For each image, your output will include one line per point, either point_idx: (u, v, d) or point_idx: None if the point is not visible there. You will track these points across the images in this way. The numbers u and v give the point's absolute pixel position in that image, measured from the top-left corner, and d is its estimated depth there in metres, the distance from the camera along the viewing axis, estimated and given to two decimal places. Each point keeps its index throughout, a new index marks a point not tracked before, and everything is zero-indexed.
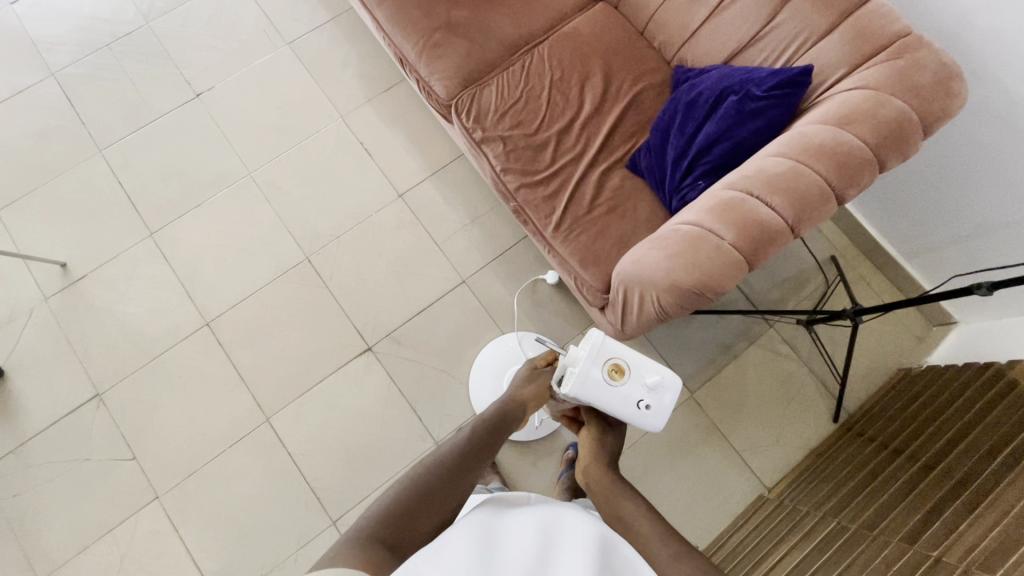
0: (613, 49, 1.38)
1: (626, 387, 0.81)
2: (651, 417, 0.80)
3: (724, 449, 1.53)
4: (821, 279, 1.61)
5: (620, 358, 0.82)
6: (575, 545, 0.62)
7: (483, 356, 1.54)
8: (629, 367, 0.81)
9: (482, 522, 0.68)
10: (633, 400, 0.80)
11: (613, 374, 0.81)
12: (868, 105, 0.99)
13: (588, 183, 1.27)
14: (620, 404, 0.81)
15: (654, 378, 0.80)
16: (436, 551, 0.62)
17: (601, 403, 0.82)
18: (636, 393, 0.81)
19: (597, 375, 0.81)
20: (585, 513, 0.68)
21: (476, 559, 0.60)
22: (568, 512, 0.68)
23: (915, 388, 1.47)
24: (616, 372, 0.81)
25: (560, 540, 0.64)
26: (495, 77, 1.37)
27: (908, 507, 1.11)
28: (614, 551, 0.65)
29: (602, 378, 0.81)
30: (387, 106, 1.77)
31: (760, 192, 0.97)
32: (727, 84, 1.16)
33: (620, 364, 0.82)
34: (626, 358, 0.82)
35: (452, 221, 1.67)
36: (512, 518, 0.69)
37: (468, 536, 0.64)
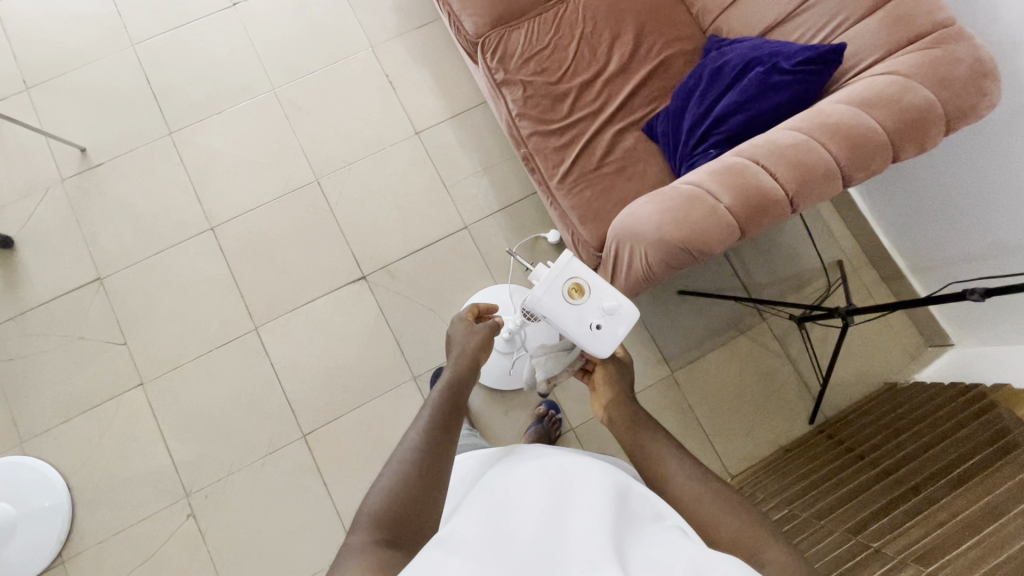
0: (650, 10, 1.35)
1: (583, 307, 0.83)
2: (600, 338, 0.80)
3: (696, 431, 1.54)
4: (823, 281, 1.59)
5: (582, 280, 0.84)
6: (587, 496, 0.59)
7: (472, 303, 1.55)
8: (589, 289, 0.83)
9: (490, 493, 0.64)
10: (585, 319, 0.82)
11: (573, 294, 0.84)
12: (893, 90, 0.96)
13: (599, 140, 1.26)
14: (573, 322, 0.82)
15: (611, 302, 0.82)
16: (450, 532, 0.57)
17: (555, 320, 0.83)
18: (590, 314, 0.82)
19: (557, 291, 0.84)
20: (596, 468, 0.65)
21: (491, 526, 0.57)
22: (577, 468, 0.65)
23: (898, 400, 1.46)
24: (575, 291, 0.83)
25: (574, 494, 0.61)
26: (526, 21, 1.35)
27: (862, 503, 1.12)
28: (629, 495, 0.62)
29: (560, 293, 0.83)
30: (418, 43, 1.76)
31: (766, 161, 0.96)
32: (757, 55, 1.13)
33: (581, 286, 0.84)
34: (588, 280, 0.84)
35: (464, 166, 1.67)
36: (517, 480, 0.65)
37: (476, 512, 0.60)
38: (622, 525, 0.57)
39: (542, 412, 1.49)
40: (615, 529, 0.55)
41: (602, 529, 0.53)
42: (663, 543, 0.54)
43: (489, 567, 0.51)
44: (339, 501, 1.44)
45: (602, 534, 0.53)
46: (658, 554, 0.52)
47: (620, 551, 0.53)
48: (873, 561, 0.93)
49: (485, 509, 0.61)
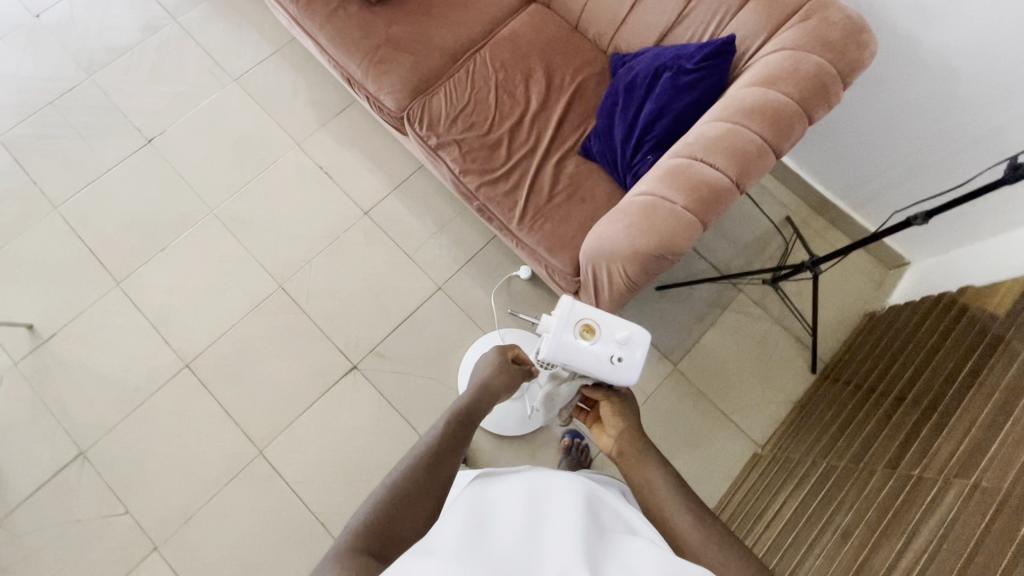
0: (551, 45, 1.43)
1: (598, 344, 0.84)
2: (624, 369, 0.83)
3: (714, 414, 1.58)
4: (780, 239, 1.68)
5: (590, 318, 0.86)
6: (564, 510, 0.61)
7: (467, 359, 1.55)
8: (598, 326, 0.85)
9: (470, 500, 0.66)
10: (605, 355, 0.84)
11: (585, 334, 0.85)
12: (790, 64, 1.06)
13: (543, 173, 1.32)
14: (594, 361, 0.84)
15: (623, 333, 0.84)
16: (430, 539, 0.59)
17: (576, 365, 0.85)
18: (607, 349, 0.84)
19: (570, 337, 0.85)
20: (575, 483, 0.67)
21: (471, 532, 0.59)
22: (553, 480, 0.68)
23: (882, 327, 1.55)
24: (587, 332, 0.85)
25: (552, 506, 0.63)
26: (442, 84, 1.41)
27: (889, 435, 1.17)
28: (602, 510, 0.64)
29: (573, 338, 0.85)
30: (342, 129, 1.80)
31: (703, 156, 1.02)
32: (661, 62, 1.23)
33: (590, 324, 0.86)
34: (595, 317, 0.86)
35: (420, 231, 1.70)
36: (499, 493, 0.66)
37: (455, 516, 0.62)
38: (596, 535, 0.59)
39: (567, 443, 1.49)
40: (589, 537, 0.57)
41: (575, 538, 0.55)
42: (633, 549, 0.57)
43: (465, 563, 0.52)
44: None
45: (576, 545, 0.55)
46: (628, 561, 0.55)
47: (595, 558, 0.54)
48: (919, 490, 0.97)
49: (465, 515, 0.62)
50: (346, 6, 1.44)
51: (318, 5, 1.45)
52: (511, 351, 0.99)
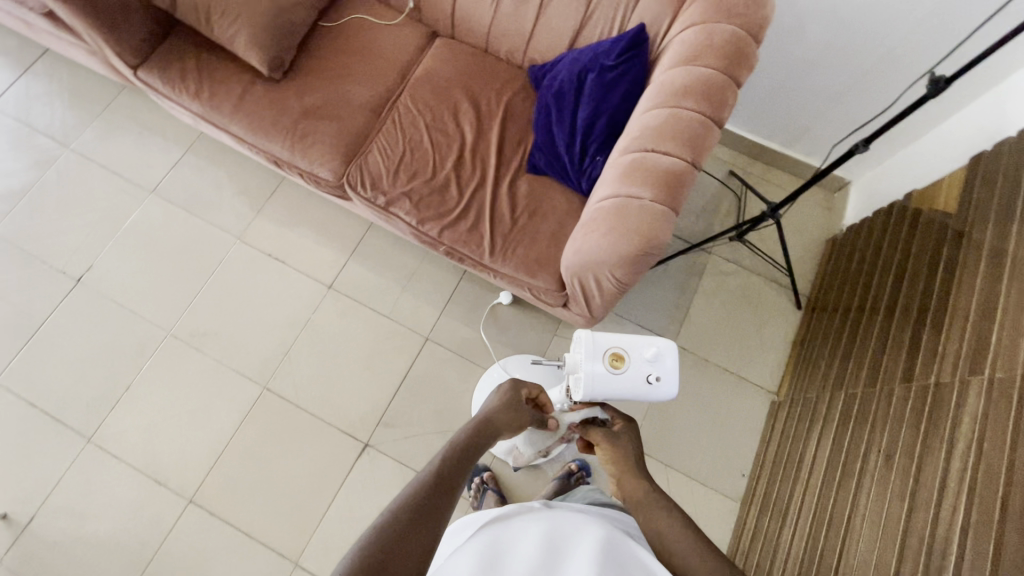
0: (468, 74, 1.43)
1: (632, 370, 0.82)
2: (663, 387, 0.81)
3: (725, 376, 1.63)
4: (731, 194, 1.76)
5: (616, 346, 0.82)
6: (579, 555, 0.61)
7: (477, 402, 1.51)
8: (625, 352, 0.82)
9: (484, 536, 0.67)
10: (641, 379, 0.81)
11: (615, 362, 0.82)
12: (704, 38, 1.09)
13: (500, 200, 1.31)
14: (632, 388, 0.81)
15: (652, 350, 0.82)
16: None
17: (615, 395, 0.82)
18: (641, 371, 0.82)
19: (602, 371, 0.81)
20: (591, 520, 0.67)
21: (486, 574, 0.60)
22: (568, 517, 0.68)
23: (847, 249, 1.63)
24: (617, 361, 0.81)
25: (567, 545, 0.64)
26: (373, 141, 1.38)
27: (893, 350, 1.22)
28: (618, 549, 0.64)
29: (605, 370, 0.81)
30: (280, 209, 1.73)
31: (654, 146, 1.04)
32: (581, 66, 1.25)
33: (618, 351, 0.82)
34: (621, 344, 0.82)
35: (391, 288, 1.66)
36: (516, 529, 0.67)
37: (470, 555, 0.64)
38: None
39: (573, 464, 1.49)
40: None
41: None
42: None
43: None
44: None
45: None
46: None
47: None
48: (943, 394, 1.02)
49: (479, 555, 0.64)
50: (251, 88, 1.39)
51: (221, 95, 1.39)
52: (531, 389, 0.92)
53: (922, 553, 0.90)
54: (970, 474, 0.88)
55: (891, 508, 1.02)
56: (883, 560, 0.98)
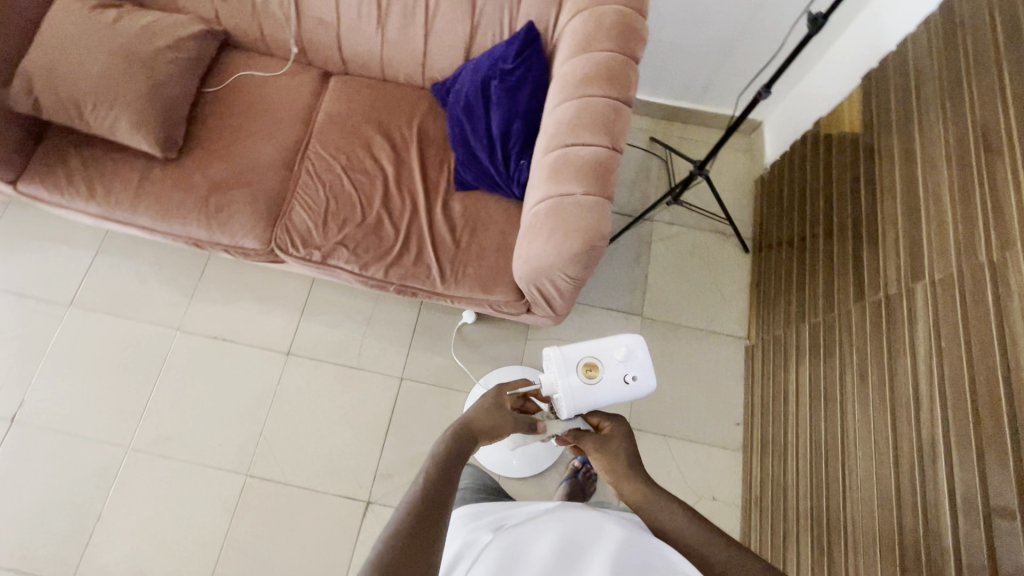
0: (372, 107, 1.39)
1: (608, 376, 0.80)
2: (642, 384, 0.81)
3: (697, 334, 1.67)
4: (657, 159, 1.80)
5: (587, 356, 0.81)
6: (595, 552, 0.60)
7: None
8: (597, 360, 0.80)
9: (500, 539, 0.66)
10: (619, 383, 0.80)
11: (589, 373, 0.80)
12: (592, 23, 1.11)
13: (438, 225, 1.28)
14: (612, 394, 0.80)
15: (623, 351, 0.81)
16: None
17: (597, 404, 0.81)
18: (617, 375, 0.81)
19: (579, 384, 0.80)
20: (604, 516, 0.66)
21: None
22: (579, 513, 0.67)
23: (775, 185, 1.69)
24: (591, 371, 0.80)
25: (582, 542, 0.62)
26: (293, 197, 1.32)
27: (841, 272, 1.28)
28: (634, 543, 0.63)
29: (581, 383, 0.79)
30: (214, 288, 1.64)
31: (573, 139, 1.04)
32: (481, 75, 1.23)
33: (590, 361, 0.81)
34: (591, 353, 0.81)
35: (352, 337, 1.60)
36: (530, 527, 0.66)
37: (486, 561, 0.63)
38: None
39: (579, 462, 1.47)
40: None
41: None
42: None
43: None
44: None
45: None
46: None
47: None
48: (896, 303, 1.07)
49: (496, 564, 0.62)
50: (147, 174, 1.30)
51: (117, 188, 1.29)
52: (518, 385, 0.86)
53: (915, 455, 0.96)
54: (939, 373, 0.94)
55: (878, 421, 1.07)
56: (883, 471, 1.04)
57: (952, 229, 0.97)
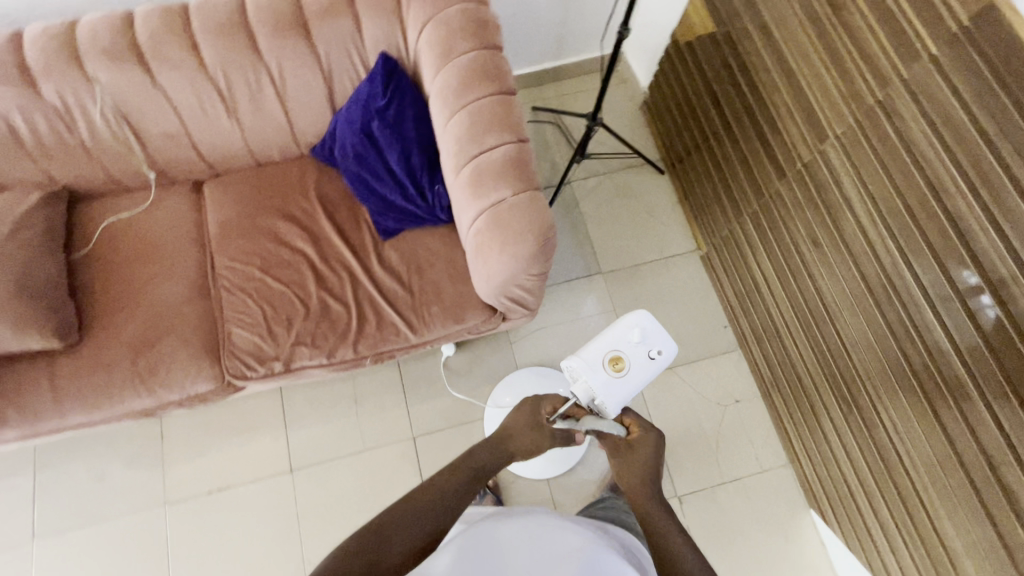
0: (262, 196, 1.30)
1: (633, 360, 0.82)
2: (666, 354, 0.83)
3: (656, 265, 1.72)
4: (548, 124, 1.83)
5: (606, 351, 0.83)
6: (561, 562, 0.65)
7: None
8: (617, 350, 0.83)
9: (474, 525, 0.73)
10: (645, 362, 0.83)
11: (615, 365, 0.82)
12: (444, 31, 1.09)
13: (384, 281, 1.23)
14: (642, 375, 0.82)
15: (637, 331, 0.83)
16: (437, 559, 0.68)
17: (634, 390, 0.83)
18: (641, 356, 0.83)
19: (611, 380, 0.82)
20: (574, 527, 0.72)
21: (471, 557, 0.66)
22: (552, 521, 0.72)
23: (661, 104, 1.77)
24: (616, 363, 0.82)
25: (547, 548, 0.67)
26: (225, 321, 1.22)
27: (755, 157, 1.37)
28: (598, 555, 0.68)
29: (612, 377, 0.82)
30: (183, 443, 1.51)
31: (479, 146, 1.02)
32: (359, 122, 1.18)
33: (611, 355, 0.83)
34: (609, 346, 0.83)
35: (346, 422, 1.53)
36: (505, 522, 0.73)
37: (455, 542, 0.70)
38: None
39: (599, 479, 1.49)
40: None
41: None
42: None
43: None
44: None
45: None
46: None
47: None
48: (817, 167, 1.17)
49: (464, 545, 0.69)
50: (56, 369, 1.15)
51: (29, 398, 1.14)
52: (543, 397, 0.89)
53: (889, 286, 1.06)
54: (879, 211, 1.04)
55: (845, 272, 1.16)
56: (868, 311, 1.13)
57: (834, 87, 1.08)
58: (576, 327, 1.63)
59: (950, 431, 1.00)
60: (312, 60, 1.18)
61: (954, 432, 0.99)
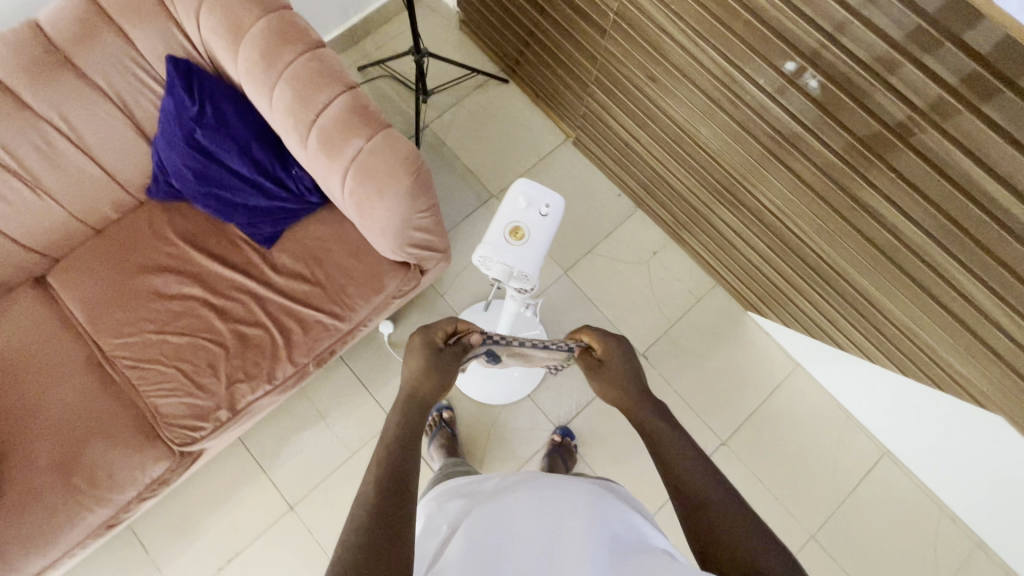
0: (118, 261, 1.19)
1: (530, 223, 0.86)
2: (555, 204, 0.87)
3: (538, 168, 1.77)
4: (382, 78, 1.78)
5: (504, 227, 0.86)
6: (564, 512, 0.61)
7: (488, 378, 1.55)
8: (513, 221, 0.86)
9: (479, 518, 0.64)
10: (541, 220, 0.87)
11: (518, 235, 0.86)
12: (223, 10, 1.01)
13: (289, 286, 1.19)
14: (544, 231, 0.87)
15: (522, 198, 0.86)
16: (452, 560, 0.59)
17: (543, 248, 0.88)
18: (536, 216, 0.87)
19: (520, 248, 0.86)
20: (581, 489, 0.65)
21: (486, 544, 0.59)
22: (560, 490, 0.65)
23: (477, 17, 1.76)
24: (517, 233, 0.86)
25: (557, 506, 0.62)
26: (146, 398, 1.13)
27: (578, 26, 1.42)
28: (615, 515, 0.61)
29: (521, 246, 0.86)
30: (170, 538, 1.42)
31: (314, 111, 0.98)
32: (179, 141, 1.08)
33: (509, 229, 0.86)
34: (505, 222, 0.86)
35: (324, 439, 1.50)
36: (509, 505, 0.64)
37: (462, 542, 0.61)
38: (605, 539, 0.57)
39: (560, 439, 1.49)
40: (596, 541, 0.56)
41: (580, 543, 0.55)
42: (650, 559, 0.54)
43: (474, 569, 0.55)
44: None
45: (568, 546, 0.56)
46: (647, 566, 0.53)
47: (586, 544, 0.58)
48: (629, 11, 1.24)
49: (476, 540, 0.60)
50: None
51: None
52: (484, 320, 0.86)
53: (725, 90, 1.17)
54: (691, 26, 1.13)
55: (689, 94, 1.26)
56: (719, 120, 1.24)
57: None
58: None
59: (818, 189, 1.15)
60: (94, 93, 1.06)
61: (818, 187, 1.14)
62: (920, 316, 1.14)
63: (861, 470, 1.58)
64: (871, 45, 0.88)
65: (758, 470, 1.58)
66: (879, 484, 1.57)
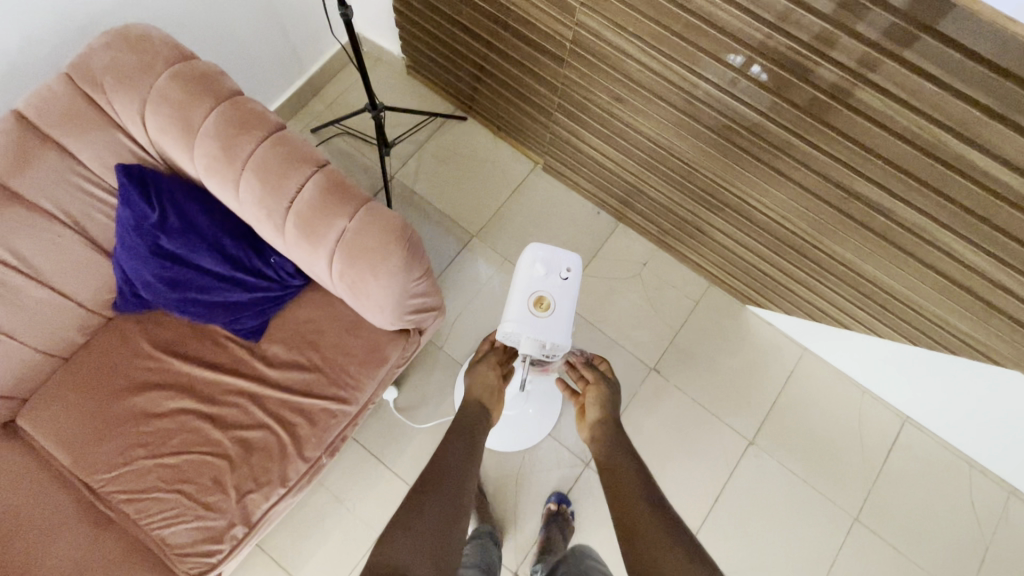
0: (95, 387, 1.09)
1: (553, 290, 0.91)
2: (573, 267, 0.92)
3: (513, 199, 1.74)
4: (338, 138, 1.73)
5: (529, 298, 0.91)
6: None
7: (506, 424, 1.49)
8: (537, 291, 0.90)
9: None
10: (563, 286, 0.91)
11: (543, 305, 0.90)
12: (170, 109, 0.94)
13: (287, 379, 1.11)
14: (567, 295, 0.91)
15: (540, 265, 0.90)
16: None
17: (569, 311, 0.91)
18: (557, 283, 0.91)
19: (547, 317, 0.90)
20: None
21: None
22: None
23: (424, 61, 1.74)
24: (541, 303, 0.90)
25: None
26: (151, 530, 1.03)
27: (530, 59, 1.40)
28: None
29: (547, 315, 0.90)
30: None
31: (287, 198, 0.93)
32: (144, 251, 1.01)
33: (534, 300, 0.91)
34: (529, 293, 0.91)
35: (347, 524, 1.41)
36: None
37: None
38: None
39: (555, 507, 1.43)
40: None
41: None
42: None
43: None
44: (718, 461, 1.56)
45: None
46: None
47: None
48: (581, 38, 1.23)
49: None
50: None
51: None
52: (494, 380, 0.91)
53: (692, 101, 1.17)
54: (647, 45, 1.13)
55: (656, 110, 1.25)
56: (689, 131, 1.24)
57: None
58: (485, 295, 1.62)
59: (801, 181, 1.14)
60: (40, 216, 0.98)
61: (801, 180, 1.14)
62: (923, 287, 1.15)
63: (887, 441, 1.58)
64: (835, 42, 0.88)
65: (790, 462, 1.56)
66: (908, 451, 1.58)
